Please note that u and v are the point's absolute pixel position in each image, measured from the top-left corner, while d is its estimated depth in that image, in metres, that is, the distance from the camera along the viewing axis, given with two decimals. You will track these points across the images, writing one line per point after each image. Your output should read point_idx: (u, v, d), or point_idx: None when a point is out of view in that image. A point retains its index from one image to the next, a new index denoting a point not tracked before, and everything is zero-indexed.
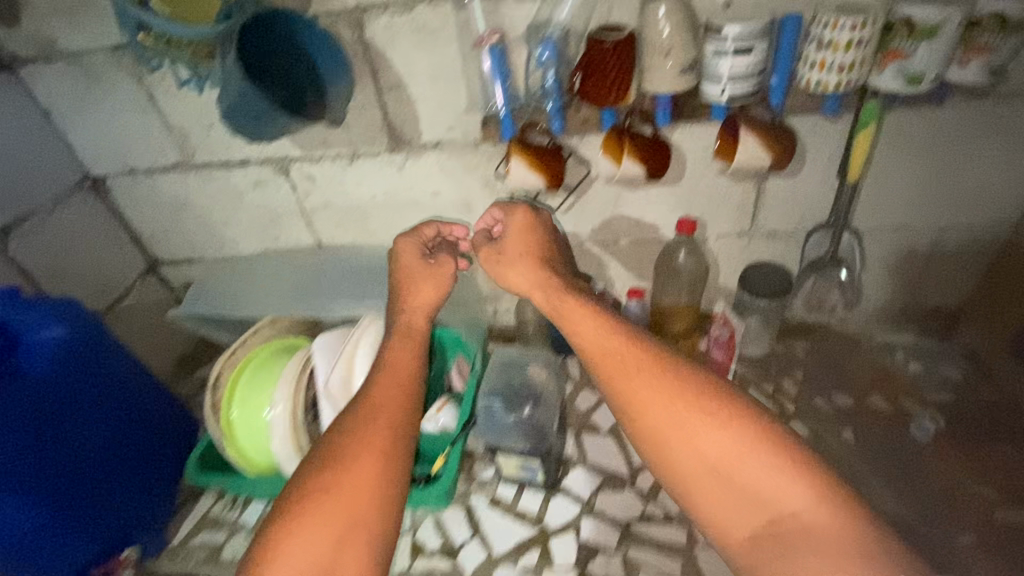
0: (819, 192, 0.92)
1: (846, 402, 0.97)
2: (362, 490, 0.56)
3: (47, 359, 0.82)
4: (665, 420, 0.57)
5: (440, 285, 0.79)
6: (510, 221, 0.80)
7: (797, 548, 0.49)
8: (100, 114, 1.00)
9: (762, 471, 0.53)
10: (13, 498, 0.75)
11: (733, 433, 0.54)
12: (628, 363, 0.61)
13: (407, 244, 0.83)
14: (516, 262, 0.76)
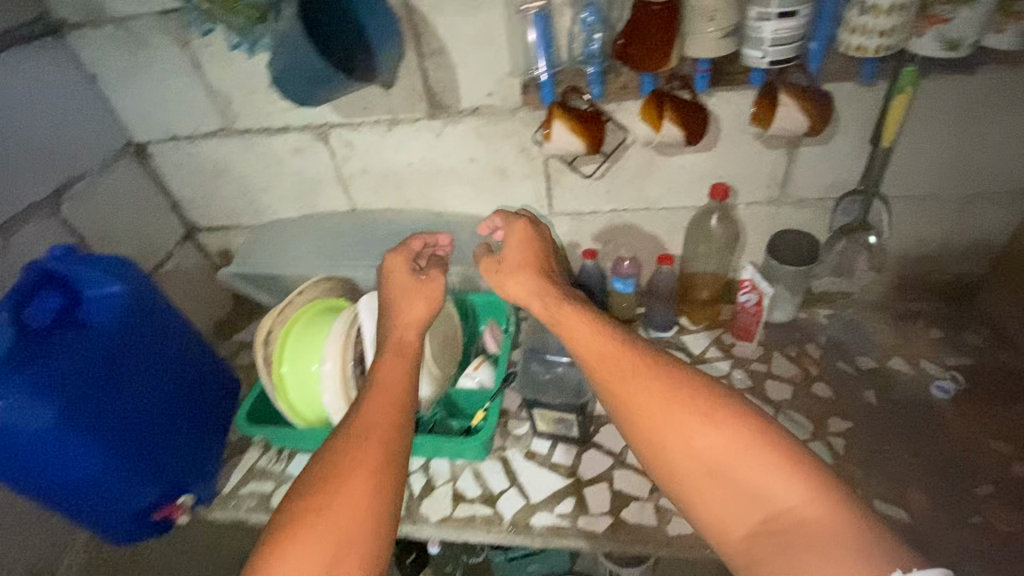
0: (850, 159, 0.94)
1: (869, 364, 1.00)
2: (355, 510, 0.56)
3: (107, 314, 0.83)
4: (662, 423, 0.58)
5: (428, 303, 0.76)
6: (511, 230, 0.79)
7: (793, 543, 0.51)
8: (145, 79, 1.02)
9: (758, 470, 0.54)
10: (82, 445, 0.77)
11: (728, 434, 0.56)
12: (624, 368, 0.62)
13: (396, 259, 0.80)
14: (517, 270, 0.76)
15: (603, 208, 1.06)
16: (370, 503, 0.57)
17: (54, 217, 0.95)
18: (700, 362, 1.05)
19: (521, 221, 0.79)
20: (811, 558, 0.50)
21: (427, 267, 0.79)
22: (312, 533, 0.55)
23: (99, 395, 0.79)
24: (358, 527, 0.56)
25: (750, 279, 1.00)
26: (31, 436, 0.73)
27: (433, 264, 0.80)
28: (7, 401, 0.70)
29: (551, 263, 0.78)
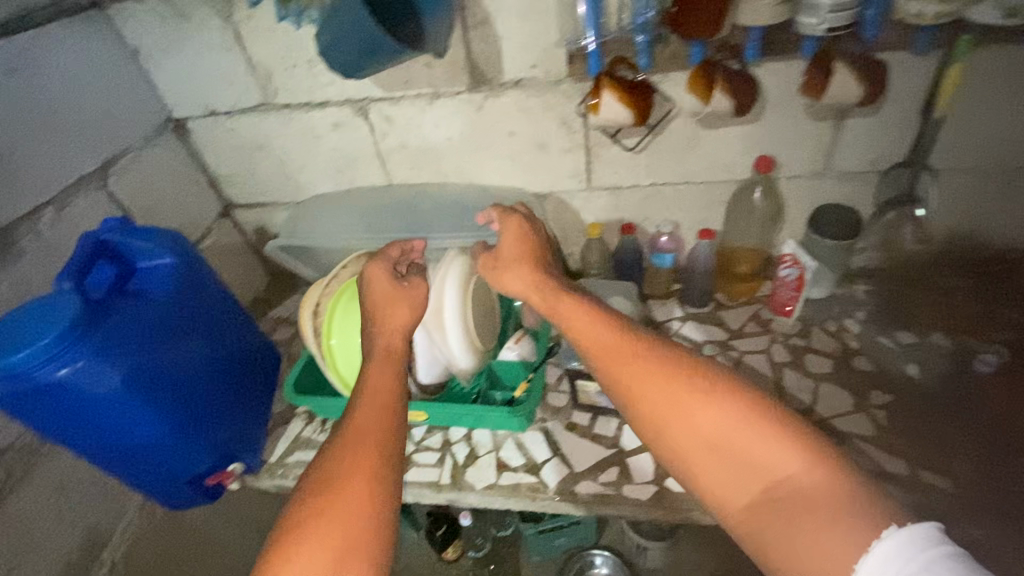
0: (897, 131, 0.93)
1: (909, 339, 0.99)
2: (353, 512, 0.56)
3: (161, 283, 0.84)
4: (661, 403, 0.57)
5: (411, 306, 0.78)
6: (506, 228, 0.80)
7: (797, 514, 0.49)
8: (186, 54, 1.02)
9: (758, 442, 0.53)
10: (144, 410, 0.76)
11: (723, 410, 0.55)
12: (626, 353, 0.62)
13: (377, 269, 0.81)
14: (512, 265, 0.77)
15: (642, 183, 1.06)
16: (370, 498, 0.57)
17: (102, 190, 0.96)
18: (739, 337, 1.05)
19: (512, 219, 0.80)
20: (812, 525, 0.48)
21: (409, 275, 0.81)
22: (318, 530, 0.54)
23: (158, 360, 0.78)
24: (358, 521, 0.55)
25: (792, 253, 1.00)
26: (97, 400, 0.72)
27: (414, 271, 0.82)
28: (75, 362, 0.68)
29: (546, 259, 0.78)
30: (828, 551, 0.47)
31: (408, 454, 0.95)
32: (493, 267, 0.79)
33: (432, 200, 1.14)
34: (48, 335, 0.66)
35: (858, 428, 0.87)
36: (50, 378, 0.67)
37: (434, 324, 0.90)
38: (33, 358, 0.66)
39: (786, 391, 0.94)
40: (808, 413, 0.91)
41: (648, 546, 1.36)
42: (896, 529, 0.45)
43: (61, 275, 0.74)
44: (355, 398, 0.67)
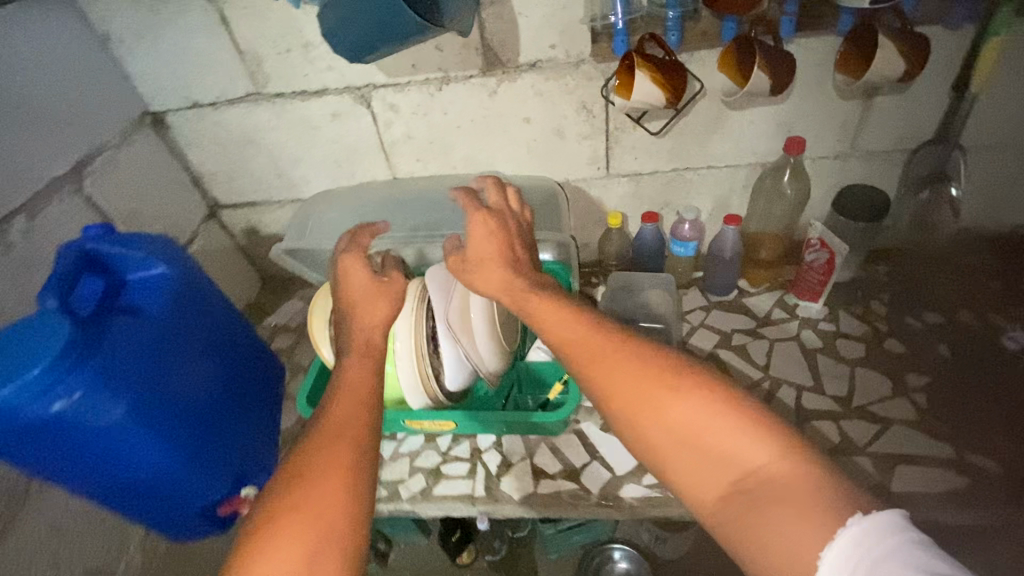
0: (927, 109, 0.90)
1: (936, 318, 0.99)
2: (307, 530, 0.48)
3: (155, 296, 0.75)
4: (626, 395, 0.51)
5: (388, 300, 0.73)
6: (473, 223, 0.70)
7: (767, 506, 0.43)
8: (164, 39, 0.92)
9: (725, 430, 0.46)
10: (150, 442, 0.68)
11: (690, 397, 0.48)
12: (591, 346, 0.55)
13: (352, 262, 0.76)
14: (483, 267, 0.67)
15: (663, 169, 1.01)
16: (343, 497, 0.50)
17: (78, 194, 0.86)
18: (766, 325, 1.03)
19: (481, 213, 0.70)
20: (782, 515, 0.42)
21: (389, 269, 0.77)
22: (284, 536, 0.47)
23: (160, 383, 0.70)
24: (321, 520, 0.48)
25: (819, 237, 0.98)
26: (98, 434, 0.64)
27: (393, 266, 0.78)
28: (72, 394, 0.60)
29: (518, 255, 0.69)
30: (800, 549, 0.40)
31: (436, 465, 0.90)
32: (463, 266, 0.70)
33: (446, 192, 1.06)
34: (40, 367, 0.58)
35: (900, 412, 0.86)
36: (44, 414, 0.59)
37: (460, 330, 0.82)
38: (23, 394, 0.57)
39: (821, 378, 0.92)
40: (847, 400, 0.89)
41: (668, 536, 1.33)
42: (859, 514, 0.39)
43: (45, 293, 0.65)
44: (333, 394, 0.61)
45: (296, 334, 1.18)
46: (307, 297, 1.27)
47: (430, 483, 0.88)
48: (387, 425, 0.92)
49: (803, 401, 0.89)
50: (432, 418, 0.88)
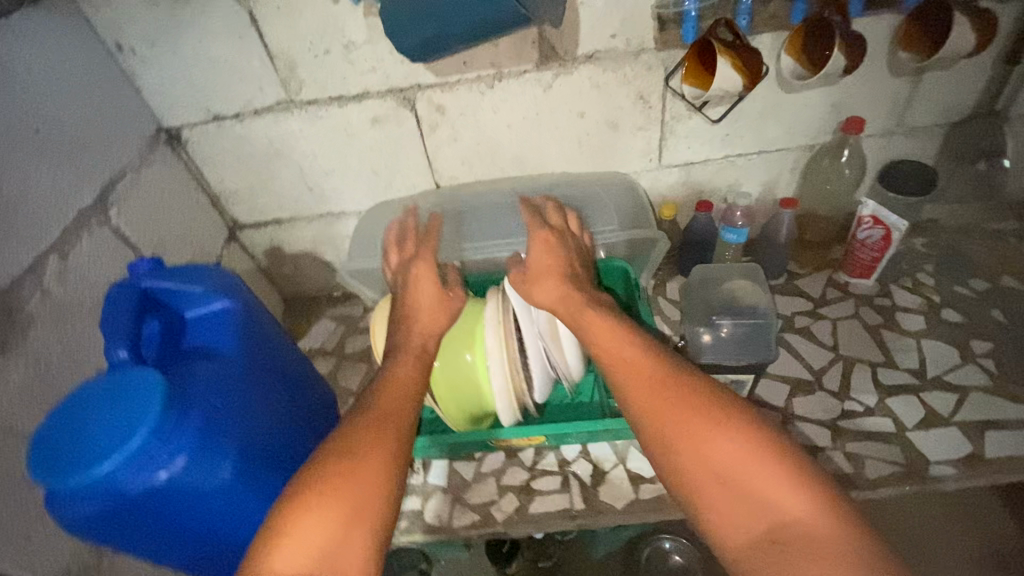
0: (974, 82, 0.92)
1: (983, 285, 1.01)
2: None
3: (225, 333, 0.68)
4: (673, 427, 0.52)
5: (445, 313, 0.74)
6: (534, 240, 0.77)
7: (799, 559, 0.43)
8: (183, 46, 0.82)
9: (766, 478, 0.47)
10: (259, 501, 0.61)
11: (736, 439, 0.49)
12: (642, 371, 0.57)
13: (421, 270, 0.77)
14: (543, 278, 0.72)
15: (715, 156, 1.00)
16: (370, 488, 0.51)
17: (106, 226, 0.76)
18: (824, 305, 1.03)
19: (541, 231, 0.78)
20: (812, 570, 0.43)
21: (451, 280, 0.77)
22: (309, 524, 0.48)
23: (256, 429, 0.63)
24: (345, 508, 0.49)
25: (872, 214, 0.96)
26: (205, 498, 0.57)
27: (455, 278, 0.78)
28: (174, 462, 0.54)
29: (575, 271, 0.74)
30: None
31: (526, 482, 0.87)
32: (522, 279, 0.74)
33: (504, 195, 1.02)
34: (138, 436, 0.51)
35: (975, 379, 0.88)
36: (148, 487, 0.53)
37: (548, 333, 0.78)
38: (123, 468, 0.51)
39: (891, 353, 0.94)
40: (921, 372, 0.90)
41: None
42: None
43: (115, 343, 0.58)
44: (378, 385, 0.63)
45: (336, 357, 1.10)
46: (338, 316, 1.19)
47: (525, 501, 0.85)
48: (473, 445, 0.88)
49: (880, 378, 0.91)
50: (521, 433, 0.84)
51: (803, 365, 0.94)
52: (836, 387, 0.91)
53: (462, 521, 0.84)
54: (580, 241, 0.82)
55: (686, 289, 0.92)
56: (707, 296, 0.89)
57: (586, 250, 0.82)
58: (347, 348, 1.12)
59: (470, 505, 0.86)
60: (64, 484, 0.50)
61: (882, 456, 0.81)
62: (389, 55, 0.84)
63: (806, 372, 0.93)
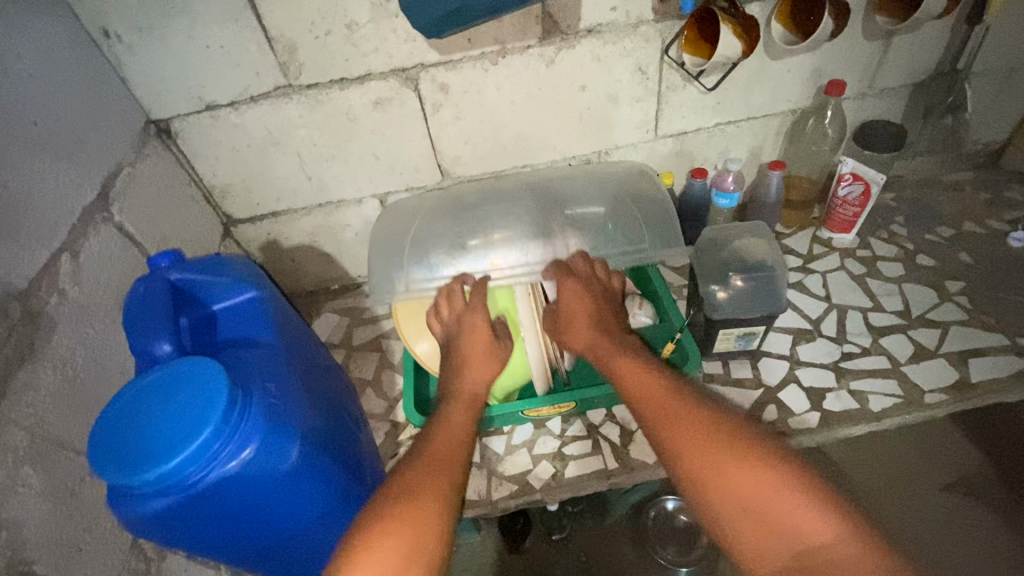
0: (935, 44, 1.00)
1: (950, 231, 1.11)
2: None
3: (262, 323, 0.66)
4: (699, 457, 0.53)
5: (497, 360, 0.79)
6: (562, 287, 0.81)
7: None
8: (173, 32, 0.79)
9: (792, 505, 0.48)
10: (321, 485, 0.61)
11: (760, 467, 0.51)
12: (668, 405, 0.59)
13: (474, 327, 0.80)
14: (575, 325, 0.78)
15: (707, 125, 1.04)
16: (415, 534, 0.51)
17: (110, 224, 0.73)
18: (813, 260, 1.10)
19: (567, 278, 0.81)
20: None
21: (501, 333, 0.84)
22: (374, 558, 0.49)
23: (311, 414, 0.62)
24: (399, 543, 0.50)
25: (851, 171, 1.03)
26: (273, 486, 0.56)
27: (503, 329, 0.85)
28: (243, 451, 0.53)
29: (607, 317, 0.79)
30: None
31: (558, 449, 0.90)
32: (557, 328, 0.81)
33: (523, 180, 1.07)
34: (207, 428, 0.50)
35: (952, 315, 0.97)
36: (219, 478, 0.51)
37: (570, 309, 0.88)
38: (193, 461, 0.50)
39: (878, 298, 1.02)
40: (907, 313, 0.98)
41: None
42: None
43: (158, 337, 0.58)
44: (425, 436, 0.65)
45: (345, 349, 1.08)
46: (339, 309, 1.16)
47: (560, 467, 0.88)
48: (508, 417, 0.89)
49: (871, 321, 0.98)
50: (551, 401, 0.86)
51: (802, 316, 1.01)
52: (833, 333, 0.98)
53: (501, 493, 0.85)
54: (609, 285, 0.85)
55: (697, 251, 0.95)
56: (718, 255, 0.94)
57: (614, 291, 0.85)
58: (355, 338, 1.10)
59: (506, 477, 0.87)
60: (132, 480, 0.49)
61: (882, 391, 0.89)
62: (393, 34, 0.83)
63: (805, 322, 1.00)
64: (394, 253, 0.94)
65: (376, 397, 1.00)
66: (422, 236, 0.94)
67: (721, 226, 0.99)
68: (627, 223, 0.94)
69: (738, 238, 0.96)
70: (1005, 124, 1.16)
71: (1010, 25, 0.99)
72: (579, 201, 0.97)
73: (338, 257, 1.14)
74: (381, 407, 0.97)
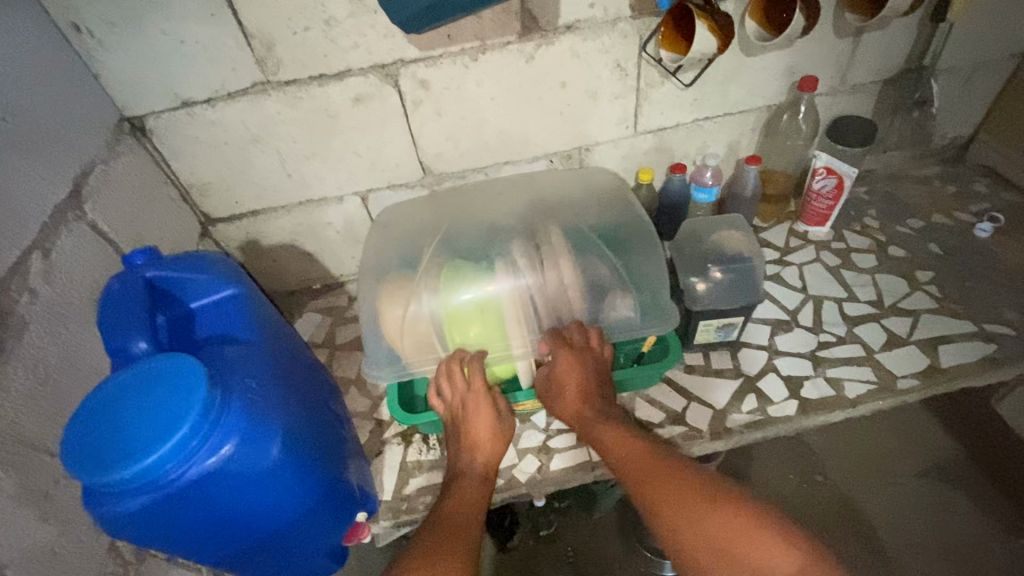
0: (902, 41, 1.03)
1: (920, 223, 1.14)
2: None
3: (241, 319, 0.66)
4: (677, 512, 0.62)
5: (502, 440, 0.81)
6: (557, 358, 0.81)
7: None
8: (146, 27, 0.77)
9: (755, 545, 0.57)
10: (304, 481, 0.60)
11: (726, 514, 0.60)
12: (648, 468, 0.68)
13: (477, 413, 0.81)
14: (564, 393, 0.82)
15: (686, 121, 1.06)
16: None
17: (83, 222, 0.71)
18: (790, 253, 1.12)
19: (562, 348, 0.81)
20: None
21: (504, 410, 0.84)
22: None
23: (293, 410, 0.61)
24: None
25: (825, 165, 1.05)
26: (255, 483, 0.55)
27: (505, 408, 0.84)
28: (223, 447, 0.52)
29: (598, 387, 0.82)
30: None
31: (543, 442, 0.90)
32: (548, 395, 0.84)
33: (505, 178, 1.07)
34: (185, 424, 0.50)
35: (923, 303, 1.00)
36: (198, 475, 0.51)
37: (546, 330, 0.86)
38: (170, 458, 0.49)
39: (852, 289, 1.04)
40: (880, 303, 1.01)
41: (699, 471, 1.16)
42: None
43: (133, 335, 0.57)
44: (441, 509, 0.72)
45: (329, 348, 1.07)
46: (322, 308, 1.15)
47: (545, 460, 0.88)
48: None
49: (846, 311, 1.01)
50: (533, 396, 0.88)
51: (779, 307, 1.03)
52: (810, 323, 1.00)
53: None
54: (601, 355, 0.83)
55: (677, 245, 0.97)
56: (697, 249, 0.96)
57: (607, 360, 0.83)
58: (338, 338, 1.09)
59: None
60: (107, 479, 0.48)
61: (857, 377, 0.91)
62: (373, 30, 0.83)
63: (783, 313, 1.02)
64: (383, 250, 0.95)
65: (360, 395, 0.99)
66: (412, 232, 0.96)
67: (701, 220, 1.01)
68: (610, 214, 0.96)
69: (717, 230, 0.98)
70: (969, 119, 1.20)
71: (973, 23, 1.03)
72: (563, 199, 1.00)
73: (320, 256, 1.12)
74: (366, 405, 0.97)
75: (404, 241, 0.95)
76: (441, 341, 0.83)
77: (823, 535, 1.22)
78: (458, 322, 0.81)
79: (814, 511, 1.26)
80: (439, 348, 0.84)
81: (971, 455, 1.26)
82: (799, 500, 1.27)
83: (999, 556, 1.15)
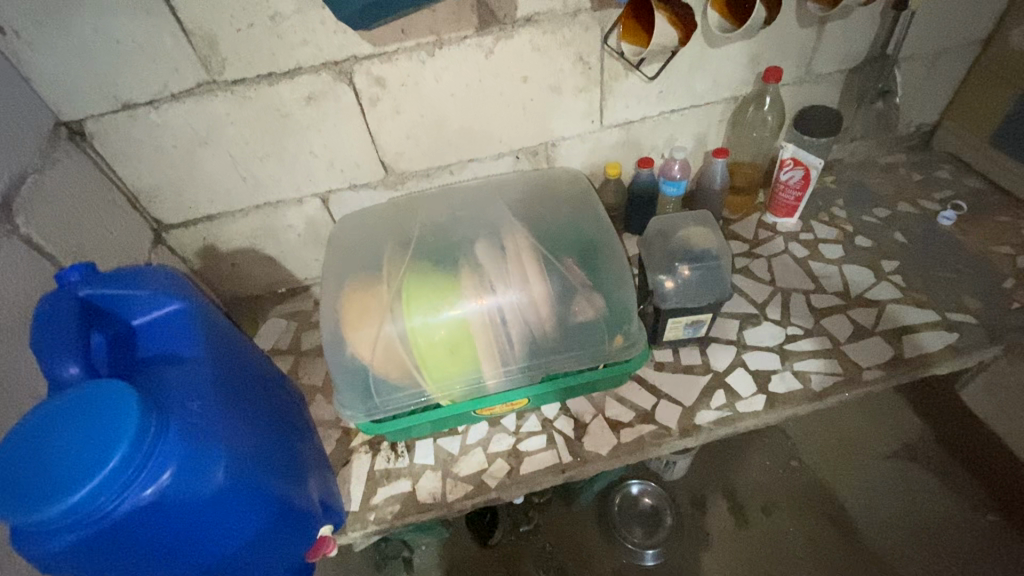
0: (865, 30, 1.02)
1: (886, 212, 1.14)
2: None
3: (187, 337, 0.63)
4: None
5: None
6: None
7: None
8: (77, 26, 0.73)
9: None
10: (253, 505, 0.58)
11: None
12: None
13: None
14: None
15: (652, 113, 1.04)
16: None
17: (14, 236, 0.67)
18: (758, 245, 1.12)
19: None
20: None
21: None
22: None
23: (240, 431, 0.59)
24: None
25: (792, 156, 1.05)
26: (200, 510, 0.53)
27: None
28: (160, 476, 0.50)
29: None
30: None
31: (513, 445, 0.89)
32: None
33: (470, 176, 1.05)
34: (116, 455, 0.48)
35: (888, 293, 1.01)
36: (134, 507, 0.49)
37: (521, 340, 0.82)
38: (102, 491, 0.47)
39: (819, 280, 1.05)
40: (846, 293, 1.02)
41: (677, 461, 1.19)
42: None
43: (65, 359, 0.54)
44: None
45: (294, 355, 1.04)
46: (287, 313, 1.12)
47: (514, 464, 0.87)
48: (454, 420, 0.89)
49: (814, 303, 1.01)
50: (504, 398, 0.85)
51: (749, 300, 1.03)
52: (778, 315, 1.00)
53: (455, 494, 0.84)
54: None
55: (645, 241, 0.96)
56: (666, 245, 0.95)
57: None
58: (304, 344, 1.06)
59: (461, 478, 0.86)
60: (34, 516, 0.46)
61: (823, 370, 0.92)
62: (322, 25, 0.80)
63: (752, 307, 1.01)
64: (346, 255, 0.92)
65: (326, 403, 0.96)
66: (374, 236, 0.94)
67: (671, 216, 1.00)
68: (578, 210, 0.95)
69: (685, 227, 0.97)
70: (933, 107, 1.20)
71: (935, 11, 1.03)
72: (530, 197, 0.98)
73: (282, 260, 1.09)
74: (333, 413, 0.94)
75: (368, 246, 0.93)
76: (417, 368, 0.79)
77: (799, 522, 1.24)
78: (427, 341, 0.77)
79: (791, 499, 1.27)
80: (413, 374, 0.79)
81: (941, 436, 1.29)
82: (774, 487, 1.29)
83: (970, 536, 1.17)
